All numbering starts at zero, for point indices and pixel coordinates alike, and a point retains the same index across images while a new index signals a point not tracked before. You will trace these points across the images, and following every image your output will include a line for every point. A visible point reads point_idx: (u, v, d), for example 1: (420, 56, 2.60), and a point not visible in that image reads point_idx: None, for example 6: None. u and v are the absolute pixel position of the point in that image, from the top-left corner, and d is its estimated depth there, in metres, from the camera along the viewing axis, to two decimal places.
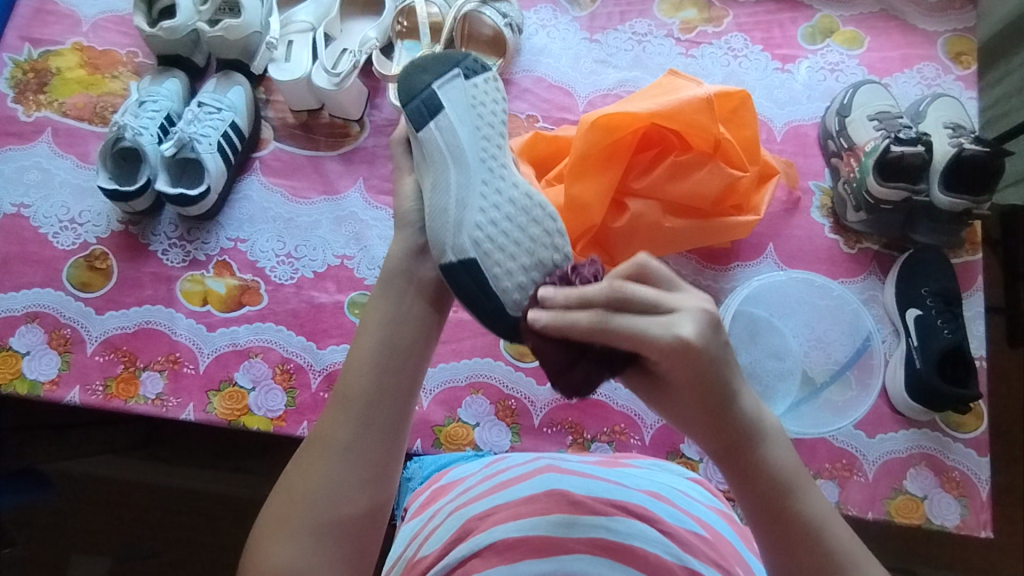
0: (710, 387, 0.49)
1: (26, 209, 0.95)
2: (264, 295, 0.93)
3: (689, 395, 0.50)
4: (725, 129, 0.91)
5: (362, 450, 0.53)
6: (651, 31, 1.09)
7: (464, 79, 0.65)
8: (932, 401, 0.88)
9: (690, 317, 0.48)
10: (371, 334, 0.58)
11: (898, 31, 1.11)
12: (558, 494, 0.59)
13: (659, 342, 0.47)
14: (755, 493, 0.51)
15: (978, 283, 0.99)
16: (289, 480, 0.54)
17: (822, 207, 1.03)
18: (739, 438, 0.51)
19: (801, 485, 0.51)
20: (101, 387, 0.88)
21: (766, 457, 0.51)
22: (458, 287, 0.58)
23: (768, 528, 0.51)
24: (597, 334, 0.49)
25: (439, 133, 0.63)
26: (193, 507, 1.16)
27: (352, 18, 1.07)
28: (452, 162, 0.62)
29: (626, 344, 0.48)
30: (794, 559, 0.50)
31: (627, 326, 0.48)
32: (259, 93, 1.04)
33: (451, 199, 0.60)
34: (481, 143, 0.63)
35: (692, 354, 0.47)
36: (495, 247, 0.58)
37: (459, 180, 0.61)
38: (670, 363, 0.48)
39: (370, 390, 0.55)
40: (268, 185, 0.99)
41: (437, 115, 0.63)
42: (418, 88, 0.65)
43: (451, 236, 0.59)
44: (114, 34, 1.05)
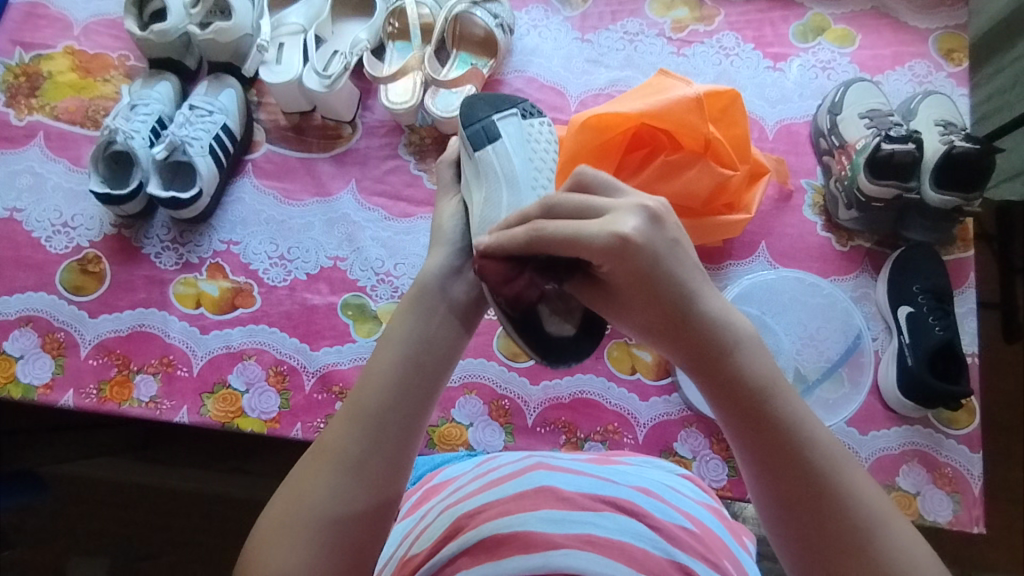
0: (657, 289, 0.49)
1: (18, 213, 0.95)
2: (256, 298, 0.94)
3: (643, 296, 0.50)
4: (715, 128, 0.91)
5: (371, 466, 0.53)
6: (643, 30, 1.09)
7: (520, 117, 0.72)
8: (923, 398, 0.89)
9: (631, 214, 0.48)
10: (397, 348, 0.57)
11: (890, 28, 1.11)
12: (548, 491, 0.60)
13: (598, 244, 0.47)
14: (722, 389, 0.51)
15: (970, 280, 1.00)
16: (293, 486, 0.53)
17: (813, 206, 1.03)
18: (698, 332, 0.51)
19: (770, 375, 0.51)
20: (95, 390, 0.88)
21: (727, 352, 0.51)
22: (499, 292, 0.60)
23: (743, 428, 0.51)
24: (534, 242, 0.50)
25: (495, 156, 0.68)
26: (190, 509, 1.16)
27: (343, 19, 1.07)
28: (504, 180, 0.67)
29: (563, 248, 0.49)
30: (771, 452, 0.50)
31: (563, 228, 0.48)
32: (251, 96, 1.04)
33: (502, 213, 0.65)
34: (533, 172, 0.69)
35: (629, 252, 0.47)
36: None
37: (509, 198, 0.66)
38: (611, 265, 0.48)
39: (383, 403, 0.54)
40: (260, 187, 0.99)
41: (494, 141, 0.69)
42: (478, 116, 0.71)
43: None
44: (105, 37, 1.05)
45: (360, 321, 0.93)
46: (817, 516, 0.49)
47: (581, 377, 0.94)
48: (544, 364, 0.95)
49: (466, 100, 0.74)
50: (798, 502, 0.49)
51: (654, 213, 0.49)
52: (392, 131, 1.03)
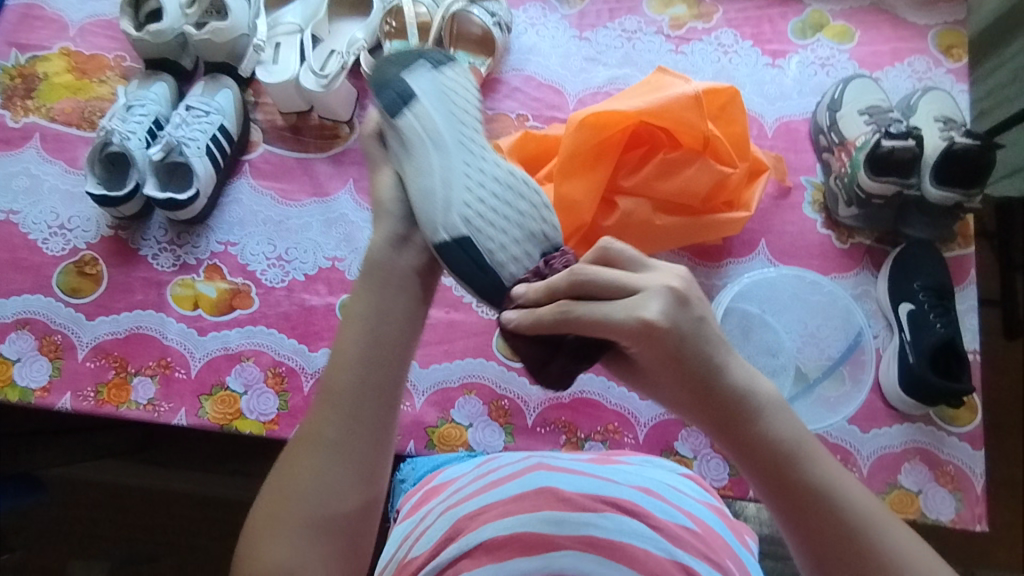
0: (686, 367, 0.48)
1: (15, 215, 0.95)
2: (254, 299, 0.93)
3: (671, 375, 0.49)
4: (714, 126, 0.91)
5: (349, 447, 0.52)
6: (641, 28, 1.09)
7: (433, 70, 0.66)
8: (924, 395, 0.89)
9: (655, 296, 0.48)
10: (360, 324, 0.55)
11: (889, 25, 1.10)
12: (549, 491, 0.59)
13: (626, 327, 0.48)
14: (751, 459, 0.50)
15: (971, 277, 0.99)
16: (277, 479, 0.53)
17: (813, 203, 1.02)
18: (728, 410, 0.50)
19: (800, 445, 0.50)
20: (92, 393, 0.88)
21: (756, 427, 0.50)
22: (458, 261, 0.59)
23: (775, 497, 0.49)
24: (563, 322, 0.51)
25: (415, 120, 0.63)
26: (189, 512, 1.16)
27: (340, 19, 1.06)
28: (431, 144, 0.62)
29: (593, 331, 0.49)
30: (815, 525, 0.48)
31: (592, 311, 0.49)
32: (248, 96, 1.03)
33: (437, 181, 0.60)
34: (458, 129, 0.63)
35: (657, 337, 0.47)
36: (485, 223, 0.59)
37: (440, 163, 0.61)
38: (637, 346, 0.48)
39: (354, 382, 0.53)
40: (257, 188, 0.99)
41: (411, 103, 0.63)
42: (388, 80, 0.65)
43: (442, 216, 0.58)
44: (101, 38, 1.04)
45: None
46: None
47: (581, 377, 0.94)
48: None
49: (373, 64, 0.68)
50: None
51: (678, 292, 0.49)
52: None
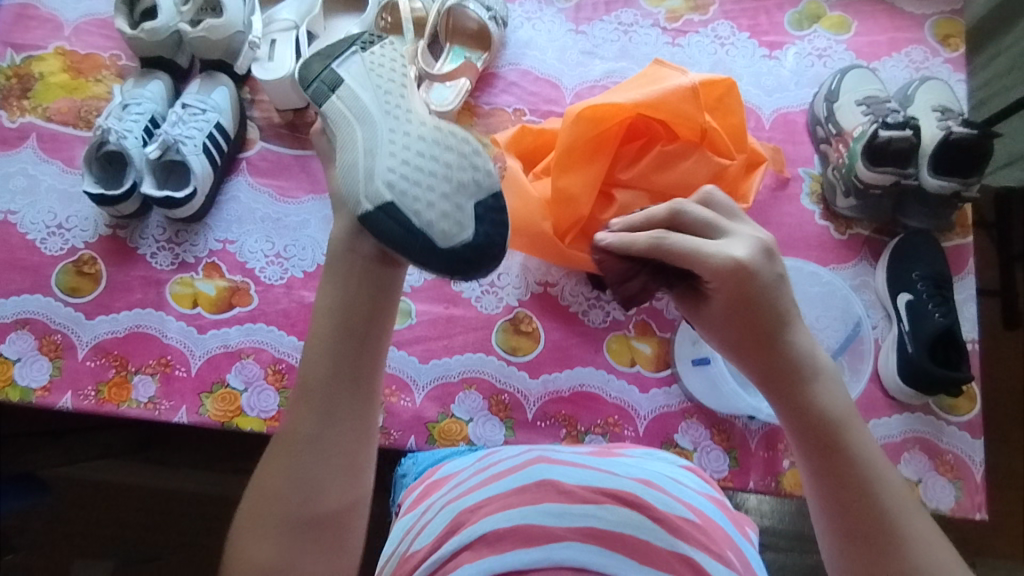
0: (757, 311, 0.59)
1: (12, 215, 0.95)
2: (254, 296, 0.93)
3: (733, 316, 0.60)
4: (711, 118, 0.91)
5: (327, 441, 0.53)
6: (637, 20, 1.08)
7: (361, 51, 0.61)
8: (924, 384, 0.89)
9: (743, 243, 0.60)
10: (327, 316, 0.54)
11: (886, 15, 1.10)
12: (549, 484, 0.59)
13: (718, 267, 0.59)
14: (796, 416, 0.58)
15: (969, 266, 0.99)
16: (261, 478, 0.54)
17: (812, 194, 1.02)
18: (785, 361, 0.59)
19: (841, 414, 0.58)
20: (93, 392, 0.88)
21: (805, 383, 0.58)
22: (385, 229, 0.52)
23: (819, 465, 0.57)
24: (654, 249, 0.63)
25: (341, 102, 0.58)
26: (191, 510, 1.16)
27: (335, 14, 1.06)
28: (356, 121, 0.57)
29: (683, 260, 0.61)
30: (840, 480, 0.56)
31: (683, 245, 0.60)
32: (245, 94, 1.03)
33: (359, 153, 0.55)
34: (383, 98, 0.58)
35: (743, 275, 0.58)
36: (410, 184, 0.53)
37: (365, 135, 0.56)
38: (720, 283, 0.59)
39: (327, 376, 0.53)
40: (255, 185, 0.99)
41: (337, 88, 0.59)
42: (311, 72, 0.61)
43: (365, 185, 0.53)
44: (96, 37, 1.04)
45: None
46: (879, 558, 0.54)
47: (581, 370, 0.94)
48: (543, 358, 0.95)
49: None
50: (862, 533, 0.55)
51: (763, 258, 0.59)
52: None
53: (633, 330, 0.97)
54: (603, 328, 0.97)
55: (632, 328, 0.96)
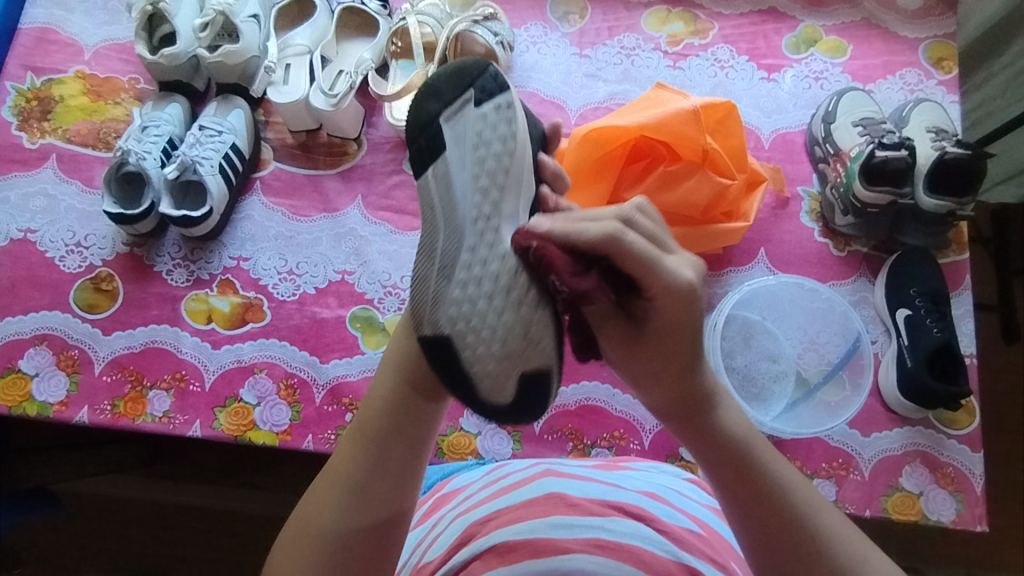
0: (685, 338, 0.51)
1: (32, 234, 0.97)
2: (266, 312, 0.95)
3: (667, 342, 0.51)
4: (712, 139, 0.93)
5: (374, 487, 0.55)
6: (639, 45, 1.12)
7: (474, 105, 0.51)
8: (924, 399, 0.91)
9: (689, 262, 0.49)
10: (391, 371, 0.57)
11: (880, 39, 1.13)
12: (557, 497, 0.61)
13: (663, 283, 0.47)
14: (708, 440, 0.54)
15: (965, 282, 1.02)
16: (305, 508, 0.57)
17: (811, 212, 1.05)
18: (695, 392, 0.54)
19: (749, 437, 0.55)
20: (109, 407, 0.90)
21: (712, 415, 0.55)
22: (435, 367, 0.49)
23: (738, 484, 0.53)
24: (607, 246, 0.46)
25: (434, 183, 0.50)
26: (200, 524, 1.17)
27: (347, 39, 1.09)
28: (441, 220, 0.49)
29: (634, 267, 0.47)
30: (759, 505, 0.52)
31: (644, 247, 0.46)
32: (259, 115, 1.06)
33: (433, 267, 0.49)
34: (477, 198, 0.50)
35: (690, 299, 0.48)
36: (472, 331, 0.48)
37: (443, 246, 0.49)
38: (664, 302, 0.48)
39: (382, 428, 0.56)
40: (268, 205, 1.01)
41: (436, 157, 0.50)
42: (424, 118, 0.51)
43: (426, 315, 0.48)
44: (115, 62, 1.08)
45: (368, 333, 0.95)
46: (806, 559, 0.51)
47: (586, 384, 0.96)
48: None
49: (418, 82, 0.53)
50: (786, 541, 0.52)
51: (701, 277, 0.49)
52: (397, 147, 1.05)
53: None
54: None
55: None
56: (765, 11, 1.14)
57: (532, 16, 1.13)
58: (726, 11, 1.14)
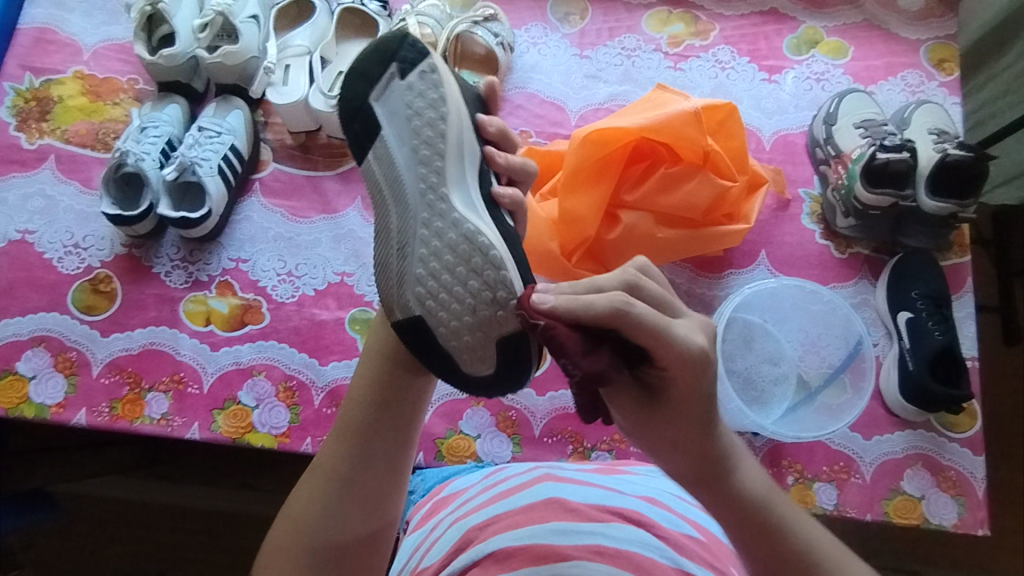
0: (700, 404, 0.51)
1: (30, 234, 0.97)
2: (265, 314, 0.95)
3: (683, 409, 0.51)
4: (713, 141, 0.93)
5: (362, 483, 0.56)
6: (640, 45, 1.11)
7: (399, 77, 0.57)
8: (926, 402, 0.90)
9: (697, 326, 0.51)
10: (374, 363, 0.58)
11: (882, 40, 1.13)
12: (556, 502, 0.61)
13: (673, 352, 0.48)
14: (730, 508, 0.53)
15: (967, 284, 1.01)
16: (293, 505, 0.57)
17: (812, 214, 1.04)
18: (714, 458, 0.53)
19: (772, 498, 0.53)
20: (107, 408, 0.90)
21: (734, 478, 0.53)
22: (414, 345, 0.55)
23: (765, 548, 0.52)
24: (617, 319, 0.47)
25: (377, 165, 0.57)
26: (198, 526, 1.17)
27: (346, 40, 1.08)
28: (390, 200, 0.57)
29: (648, 337, 0.47)
30: (787, 568, 0.51)
31: (652, 317, 0.47)
32: (258, 116, 1.06)
33: (392, 250, 0.56)
34: (419, 171, 0.56)
35: (701, 364, 0.49)
36: (439, 303, 0.54)
37: (398, 224, 0.56)
38: (678, 369, 0.49)
39: (369, 423, 0.57)
40: (267, 206, 1.01)
41: (375, 140, 0.57)
42: (354, 102, 0.58)
43: (397, 296, 0.55)
44: (114, 62, 1.07)
45: (367, 335, 0.95)
46: None
47: None
48: (549, 374, 0.96)
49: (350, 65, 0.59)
50: None
51: (710, 343, 0.50)
52: None
53: None
54: None
55: None
56: (767, 12, 1.14)
57: (533, 17, 1.13)
58: (727, 12, 1.14)
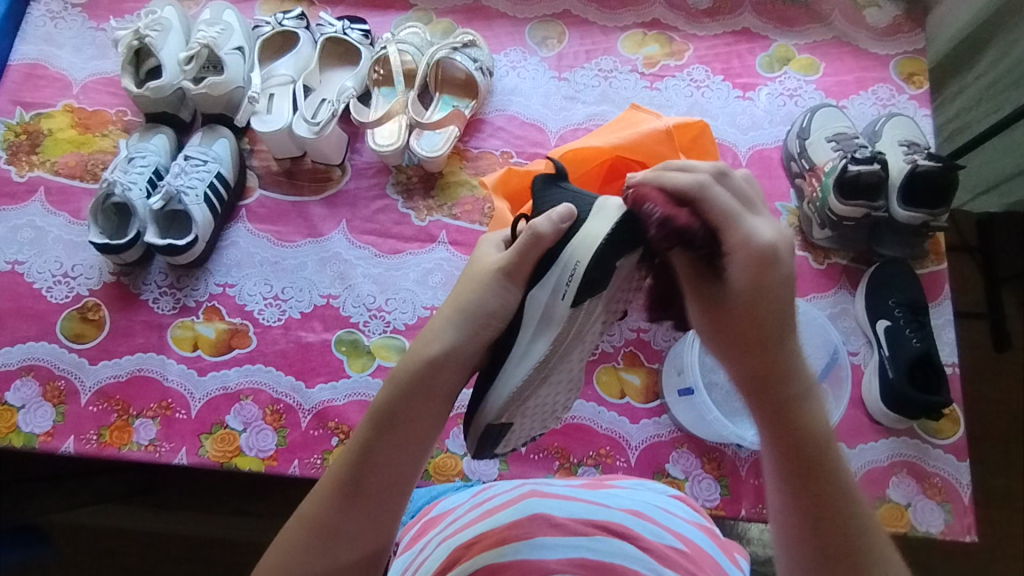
0: (769, 303, 0.53)
1: (20, 265, 0.98)
2: (252, 338, 0.96)
3: (750, 304, 0.54)
4: (685, 158, 0.96)
5: (355, 532, 0.56)
6: (616, 67, 1.14)
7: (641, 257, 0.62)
8: (905, 409, 0.91)
9: (773, 225, 0.54)
10: (380, 419, 0.57)
11: (852, 56, 1.16)
12: (541, 518, 0.61)
13: (743, 237, 0.53)
14: (779, 417, 0.54)
15: (944, 292, 1.03)
16: (280, 546, 0.56)
17: (789, 226, 1.07)
18: (779, 370, 0.54)
19: (824, 429, 0.55)
20: (95, 436, 0.90)
21: (795, 391, 0.54)
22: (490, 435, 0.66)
23: (797, 465, 0.54)
24: (693, 192, 0.54)
25: (584, 314, 0.62)
26: (192, 553, 1.16)
27: (330, 68, 1.11)
28: (569, 342, 0.63)
29: (716, 215, 0.53)
30: (810, 490, 0.53)
31: (728, 200, 0.53)
32: (244, 144, 1.08)
33: (537, 376, 0.62)
34: (596, 327, 0.66)
35: (771, 258, 0.53)
36: (528, 417, 0.67)
37: (560, 357, 0.64)
38: (743, 257, 0.53)
39: (373, 475, 0.56)
40: (253, 231, 1.03)
41: (595, 293, 0.60)
42: (611, 251, 0.58)
43: (511, 405, 0.63)
44: (103, 95, 1.10)
45: (354, 356, 0.96)
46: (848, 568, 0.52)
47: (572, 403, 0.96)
48: None
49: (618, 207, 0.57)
50: (830, 544, 0.53)
51: (782, 244, 0.53)
52: (380, 172, 1.07)
53: (622, 361, 0.99)
54: (593, 360, 0.99)
55: (621, 359, 0.99)
56: (739, 32, 1.17)
57: (512, 42, 1.16)
58: (701, 32, 1.17)
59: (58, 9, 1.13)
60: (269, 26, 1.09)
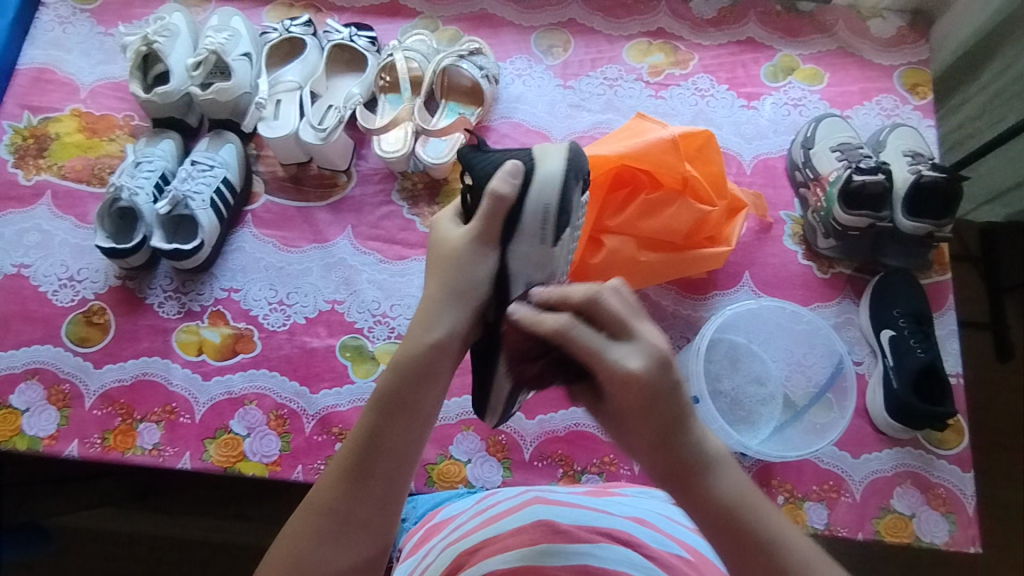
0: (652, 412, 0.50)
1: (26, 269, 0.99)
2: (257, 343, 0.96)
3: (635, 416, 0.51)
4: (692, 167, 0.95)
5: (362, 520, 0.55)
6: (621, 75, 1.15)
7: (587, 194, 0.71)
8: (911, 419, 0.91)
9: (639, 349, 0.50)
10: (383, 401, 0.57)
11: (856, 66, 1.17)
12: (545, 525, 0.61)
13: (607, 374, 0.50)
14: (697, 509, 0.51)
15: (949, 302, 1.03)
16: (286, 539, 0.55)
17: (793, 235, 1.06)
18: (684, 462, 0.51)
19: (745, 502, 0.50)
20: (99, 440, 0.90)
21: (705, 479, 0.51)
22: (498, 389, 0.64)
23: (731, 555, 0.49)
24: (558, 336, 0.51)
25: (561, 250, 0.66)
26: (193, 557, 1.16)
27: (337, 74, 1.11)
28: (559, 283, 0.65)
29: (584, 355, 0.51)
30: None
31: (591, 338, 0.50)
32: (250, 150, 1.09)
33: None
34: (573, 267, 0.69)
35: (634, 386, 0.49)
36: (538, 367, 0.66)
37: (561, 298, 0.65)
38: (614, 388, 0.50)
39: (378, 460, 0.56)
40: (258, 236, 1.03)
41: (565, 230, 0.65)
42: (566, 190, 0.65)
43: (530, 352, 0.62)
44: (110, 99, 1.10)
45: (358, 361, 0.96)
46: None
47: (575, 409, 0.96)
48: (539, 399, 0.97)
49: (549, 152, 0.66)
50: None
51: (652, 373, 0.49)
52: (386, 178, 1.07)
53: None
54: None
55: None
56: (743, 41, 1.18)
57: (517, 50, 1.16)
58: (705, 42, 1.18)
59: (67, 14, 1.14)
60: (276, 32, 1.10)
